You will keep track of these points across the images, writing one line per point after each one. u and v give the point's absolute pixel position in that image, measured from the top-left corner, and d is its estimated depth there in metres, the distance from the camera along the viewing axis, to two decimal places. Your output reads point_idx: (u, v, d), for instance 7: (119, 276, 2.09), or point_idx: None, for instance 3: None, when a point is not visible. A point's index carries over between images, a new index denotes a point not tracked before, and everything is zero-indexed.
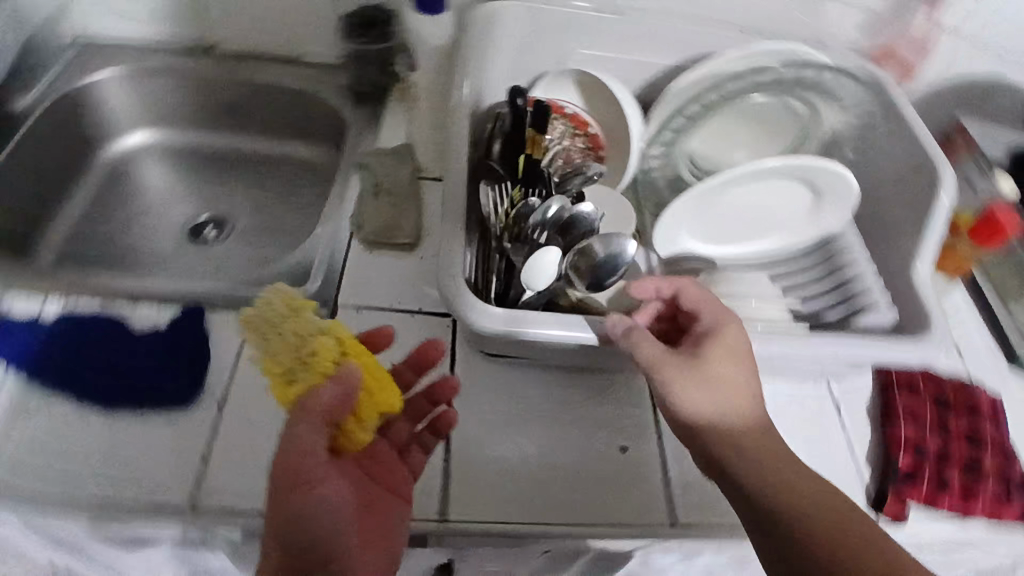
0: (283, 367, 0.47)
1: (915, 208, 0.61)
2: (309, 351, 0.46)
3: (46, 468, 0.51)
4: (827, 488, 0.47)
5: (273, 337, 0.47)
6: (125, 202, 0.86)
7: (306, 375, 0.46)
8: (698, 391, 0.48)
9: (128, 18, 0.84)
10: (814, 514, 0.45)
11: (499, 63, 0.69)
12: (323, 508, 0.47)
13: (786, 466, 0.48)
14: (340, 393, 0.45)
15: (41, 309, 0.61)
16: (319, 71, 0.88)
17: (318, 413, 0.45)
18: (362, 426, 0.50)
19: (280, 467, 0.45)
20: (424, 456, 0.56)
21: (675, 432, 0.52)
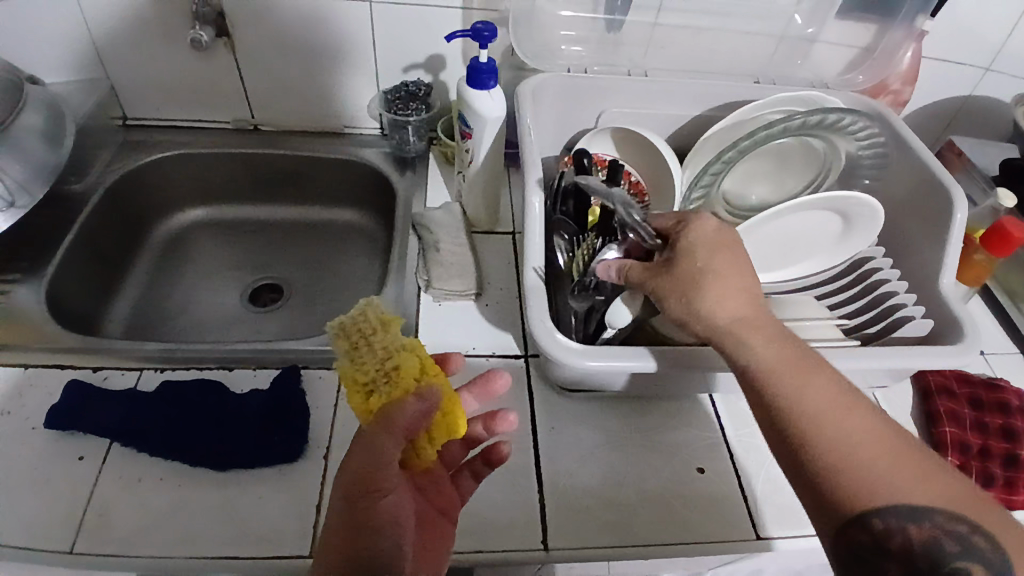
0: (366, 377, 0.47)
1: (935, 226, 0.68)
2: (393, 367, 0.47)
3: (165, 532, 0.54)
4: (844, 420, 0.44)
5: (361, 346, 0.47)
6: (181, 276, 0.92)
7: (387, 389, 0.47)
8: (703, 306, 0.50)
9: (176, 104, 0.91)
10: (813, 425, 0.44)
11: (546, 123, 0.77)
12: (389, 517, 0.49)
13: (797, 398, 0.45)
14: (423, 413, 0.46)
15: (136, 380, 0.65)
16: (359, 141, 0.94)
17: (401, 429, 0.45)
18: (432, 445, 0.51)
19: (354, 474, 0.47)
20: (473, 484, 0.59)
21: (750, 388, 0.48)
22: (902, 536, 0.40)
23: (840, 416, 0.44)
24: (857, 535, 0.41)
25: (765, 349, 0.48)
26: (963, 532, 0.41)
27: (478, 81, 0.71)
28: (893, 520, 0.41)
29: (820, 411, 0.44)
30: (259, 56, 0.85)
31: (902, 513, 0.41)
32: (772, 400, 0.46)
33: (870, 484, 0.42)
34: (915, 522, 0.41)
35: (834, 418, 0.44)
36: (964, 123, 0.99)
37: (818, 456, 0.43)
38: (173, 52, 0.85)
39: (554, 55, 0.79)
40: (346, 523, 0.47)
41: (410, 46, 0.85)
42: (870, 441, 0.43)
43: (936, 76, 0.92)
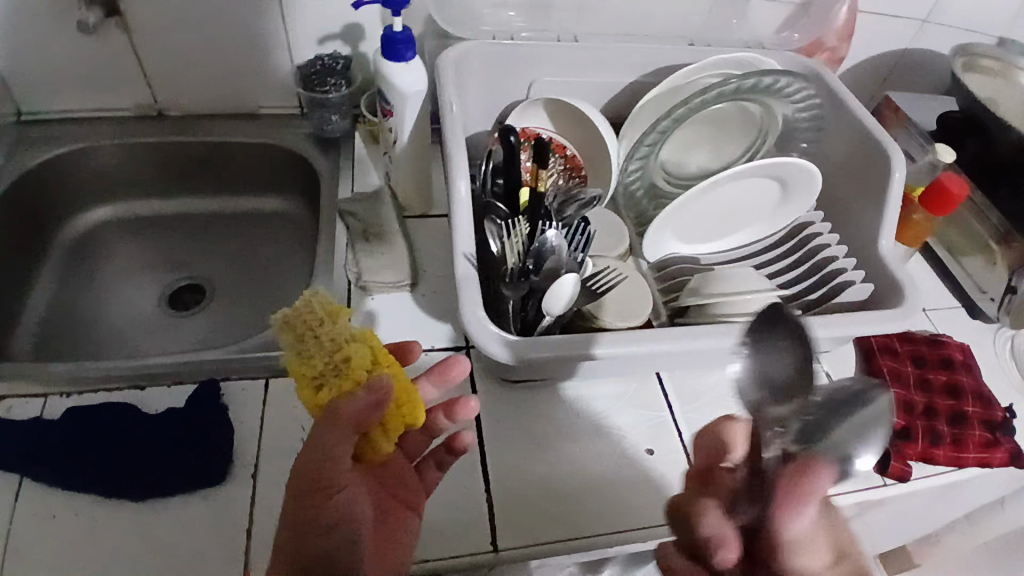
0: (314, 371, 0.44)
1: (873, 189, 0.68)
2: (342, 358, 0.44)
3: (81, 572, 0.50)
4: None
5: (307, 339, 0.44)
6: (95, 281, 0.85)
7: (336, 381, 0.44)
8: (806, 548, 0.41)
9: (68, 92, 0.82)
10: None
11: (475, 98, 0.73)
12: (344, 515, 0.45)
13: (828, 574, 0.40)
14: (374, 405, 0.42)
15: (42, 408, 0.59)
16: (278, 123, 0.87)
17: (350, 422, 0.42)
18: (388, 438, 0.47)
19: (304, 470, 0.43)
20: (438, 473, 0.57)
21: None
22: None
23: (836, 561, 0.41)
24: None
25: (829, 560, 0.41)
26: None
27: (395, 53, 0.65)
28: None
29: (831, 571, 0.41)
30: (156, 34, 0.77)
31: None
32: None
33: None
34: None
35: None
36: (900, 78, 0.98)
37: None
38: (57, 34, 0.76)
39: (476, 21, 0.74)
40: (298, 522, 0.43)
41: (324, 18, 0.78)
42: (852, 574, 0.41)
43: (872, 30, 0.91)
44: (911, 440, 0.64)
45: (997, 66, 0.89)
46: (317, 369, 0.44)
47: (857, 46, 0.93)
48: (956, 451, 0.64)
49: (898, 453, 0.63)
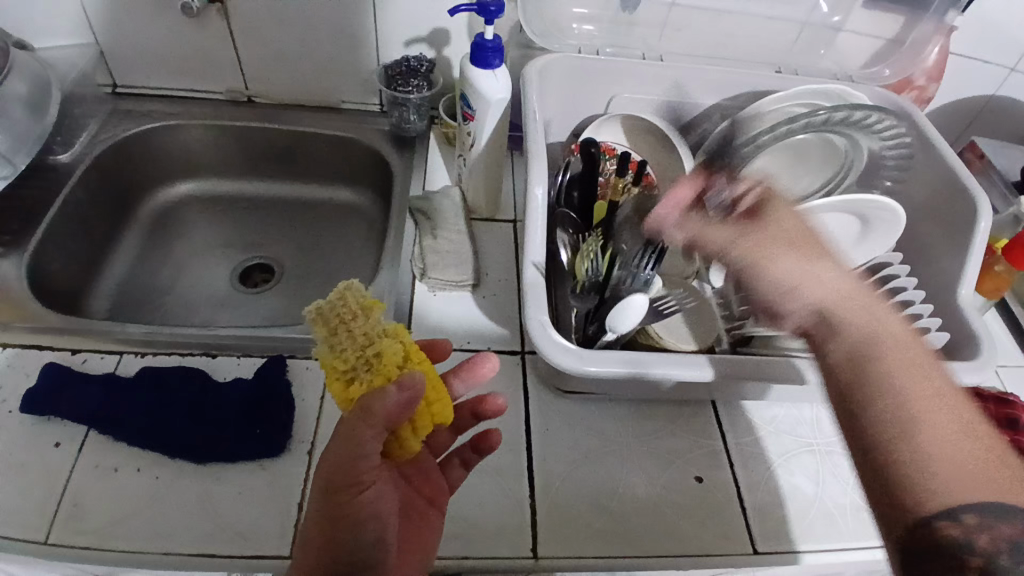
0: (346, 364, 0.45)
1: (957, 235, 0.66)
2: (374, 354, 0.44)
3: (139, 527, 0.52)
4: (937, 399, 0.42)
5: (340, 332, 0.44)
6: (169, 252, 0.89)
7: (368, 376, 0.44)
8: (799, 274, 0.49)
9: (166, 72, 0.87)
10: (870, 352, 0.44)
11: (554, 108, 0.74)
12: (371, 513, 0.44)
13: (846, 309, 0.46)
14: (406, 403, 0.41)
15: (115, 365, 0.62)
16: (357, 117, 0.90)
17: (381, 419, 0.41)
18: (416, 437, 0.47)
19: (331, 468, 0.43)
20: (462, 471, 0.56)
21: (840, 325, 0.46)
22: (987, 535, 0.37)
23: (912, 372, 0.43)
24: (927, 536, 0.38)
25: (880, 332, 0.45)
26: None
27: (483, 60, 0.67)
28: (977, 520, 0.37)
29: (910, 386, 0.42)
30: (254, 23, 0.81)
31: (993, 511, 0.37)
32: (891, 419, 0.41)
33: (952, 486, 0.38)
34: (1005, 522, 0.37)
35: (916, 387, 0.42)
36: (986, 124, 0.95)
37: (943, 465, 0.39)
38: (163, 17, 0.80)
39: (562, 34, 0.75)
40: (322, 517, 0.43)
41: (413, 20, 0.80)
42: (949, 402, 0.42)
43: (963, 73, 0.88)
44: None
45: None
46: (348, 359, 0.44)
47: (944, 88, 0.91)
48: None
49: None
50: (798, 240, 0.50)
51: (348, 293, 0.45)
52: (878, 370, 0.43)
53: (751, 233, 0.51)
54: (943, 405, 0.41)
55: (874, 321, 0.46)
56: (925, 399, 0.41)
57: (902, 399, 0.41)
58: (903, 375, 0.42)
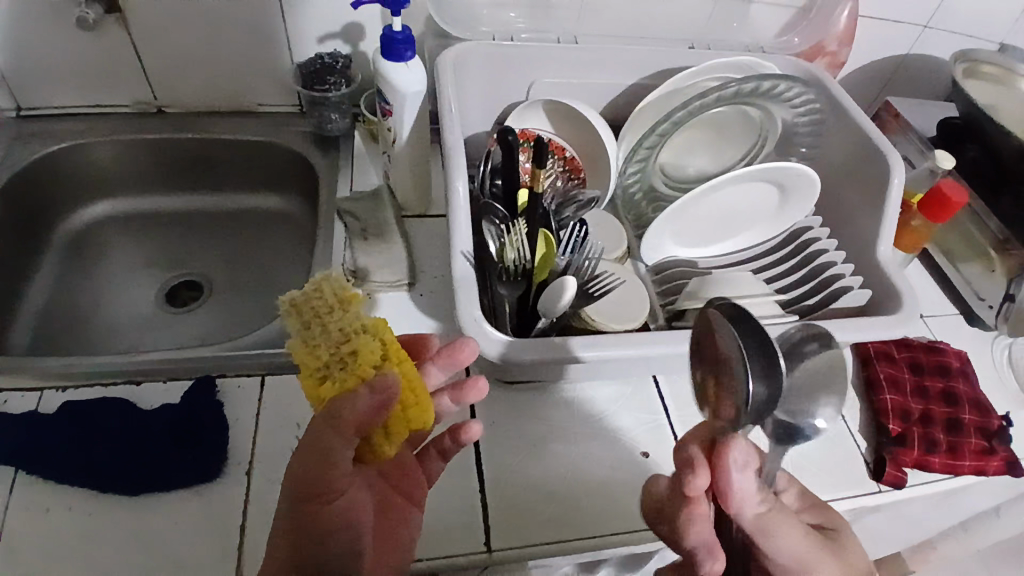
0: (320, 361, 0.43)
1: (873, 193, 0.68)
2: (349, 351, 0.43)
3: (72, 568, 0.50)
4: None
5: (314, 326, 0.43)
6: (93, 277, 0.85)
7: (341, 375, 0.43)
8: (769, 528, 0.46)
9: (68, 87, 0.82)
10: None
11: (475, 99, 0.73)
12: (343, 521, 0.44)
13: (785, 540, 0.46)
14: (376, 407, 0.42)
15: (36, 402, 0.59)
16: (278, 121, 0.87)
17: (352, 425, 0.42)
18: (389, 442, 0.47)
19: (299, 477, 0.43)
20: (439, 462, 0.56)
21: (769, 540, 0.46)
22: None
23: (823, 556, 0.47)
24: None
25: (782, 532, 0.46)
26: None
27: (396, 53, 0.65)
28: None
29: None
30: (156, 30, 0.77)
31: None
32: None
33: None
34: None
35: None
36: (900, 83, 0.98)
37: None
38: (55, 29, 0.76)
39: (477, 21, 0.73)
40: (288, 527, 0.43)
41: (324, 16, 0.78)
42: None
43: (873, 35, 0.91)
44: (907, 448, 0.64)
45: (998, 73, 0.89)
46: (322, 357, 0.43)
47: (857, 51, 0.93)
48: (950, 458, 0.65)
49: (893, 461, 0.63)
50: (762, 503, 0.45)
51: (327, 284, 0.43)
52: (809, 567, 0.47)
53: (747, 511, 0.45)
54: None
55: (828, 566, 0.47)
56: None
57: None
58: None
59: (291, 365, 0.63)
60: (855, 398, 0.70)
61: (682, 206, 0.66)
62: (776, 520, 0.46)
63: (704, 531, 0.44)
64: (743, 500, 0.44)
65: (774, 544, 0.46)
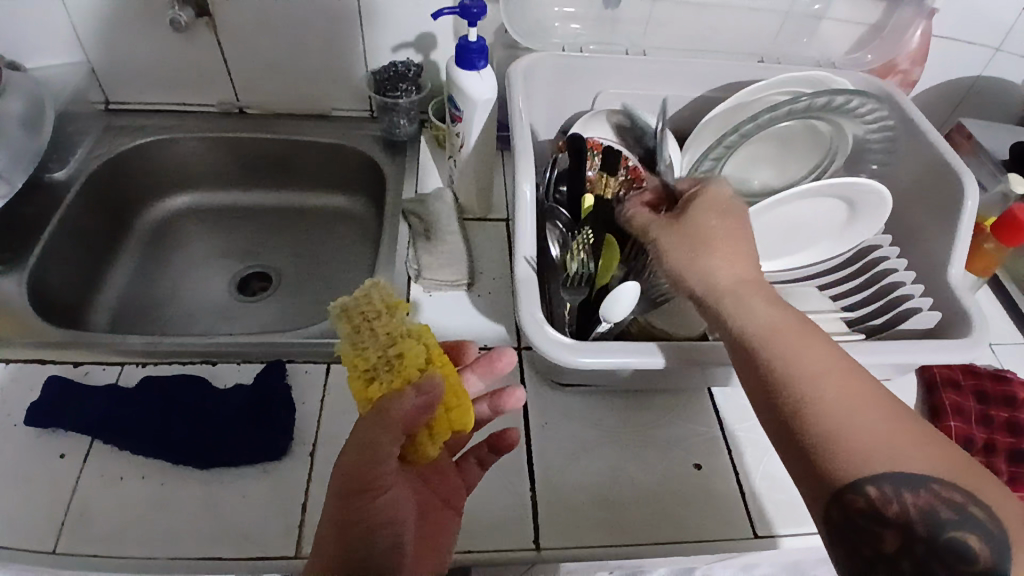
0: (368, 363, 0.45)
1: (944, 214, 0.66)
2: (396, 354, 0.45)
3: (145, 533, 0.53)
4: (859, 404, 0.42)
5: (364, 330, 0.45)
6: (167, 264, 0.90)
7: (388, 377, 0.44)
8: (728, 291, 0.49)
9: (158, 87, 0.88)
10: (808, 388, 0.43)
11: (540, 107, 0.75)
12: (383, 518, 0.45)
13: (749, 313, 0.48)
14: (424, 407, 0.42)
15: (118, 375, 0.63)
16: (348, 124, 0.91)
17: (398, 424, 0.42)
18: (433, 442, 0.47)
19: (347, 472, 0.44)
20: (479, 471, 0.57)
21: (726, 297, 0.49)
22: (899, 505, 0.39)
23: (812, 356, 0.44)
24: (844, 508, 0.40)
25: (751, 306, 0.48)
26: (962, 503, 0.39)
27: (468, 62, 0.68)
28: (888, 488, 0.39)
29: (830, 372, 0.43)
30: (242, 35, 0.82)
31: (898, 480, 0.39)
32: (797, 398, 0.43)
33: (849, 452, 0.40)
34: (917, 489, 0.39)
35: (827, 367, 0.44)
36: (972, 106, 0.96)
37: (853, 422, 0.41)
38: (152, 32, 0.81)
39: (547, 32, 0.75)
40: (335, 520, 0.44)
41: (399, 25, 0.81)
42: (879, 407, 0.42)
43: (947, 55, 0.89)
44: None
45: None
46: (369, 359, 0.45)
47: (928, 71, 0.91)
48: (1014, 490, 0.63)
49: None
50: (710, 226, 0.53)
51: (375, 293, 0.46)
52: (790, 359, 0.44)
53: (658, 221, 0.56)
54: (826, 359, 0.44)
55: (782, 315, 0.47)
56: (797, 358, 0.44)
57: (804, 377, 0.43)
58: (810, 348, 0.45)
59: None
60: None
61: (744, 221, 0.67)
62: (690, 225, 0.53)
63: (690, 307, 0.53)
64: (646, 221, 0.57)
65: (698, 244, 0.52)
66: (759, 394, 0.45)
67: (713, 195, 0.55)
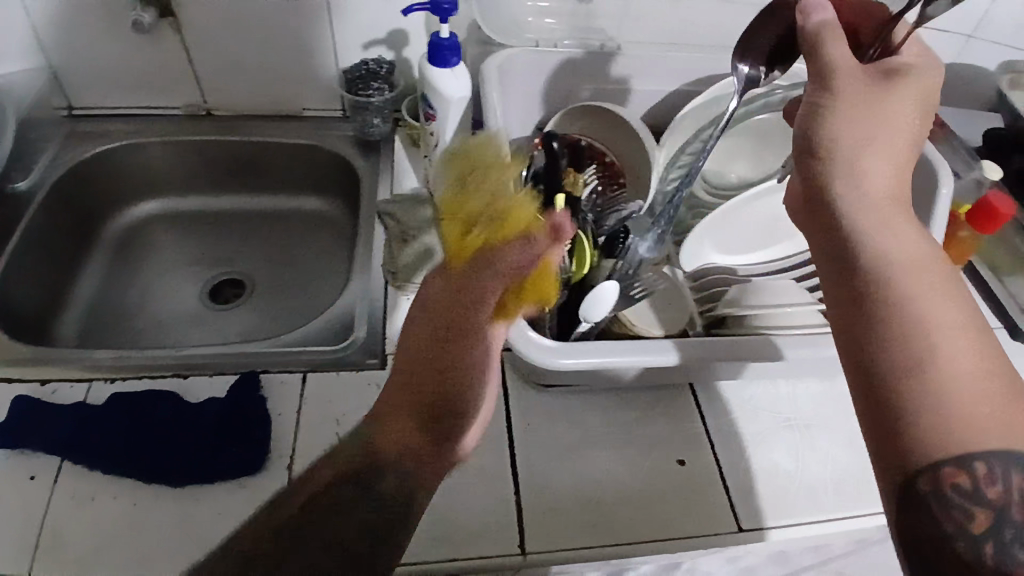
0: (466, 210, 0.48)
1: (921, 202, 0.66)
2: (500, 207, 0.48)
3: (119, 556, 0.51)
4: (981, 364, 0.37)
5: (472, 173, 0.51)
6: (138, 273, 0.87)
7: (489, 227, 0.47)
8: (856, 208, 0.43)
9: (122, 89, 0.85)
10: (927, 329, 0.38)
11: (516, 104, 0.74)
12: (467, 364, 0.47)
13: (878, 241, 0.42)
14: (528, 255, 0.46)
15: (87, 392, 0.61)
16: (321, 124, 0.89)
17: (502, 264, 0.46)
18: (517, 301, 0.49)
19: (437, 302, 0.49)
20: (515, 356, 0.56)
21: (856, 213, 0.43)
22: (1001, 485, 0.36)
23: (939, 304, 0.39)
24: (932, 478, 0.36)
25: (878, 228, 0.42)
26: None
27: (440, 59, 0.67)
28: (993, 465, 0.36)
29: (951, 323, 0.39)
30: (208, 35, 0.80)
31: (1007, 459, 0.36)
32: (902, 335, 0.38)
33: (953, 414, 0.36)
34: (1020, 471, 0.35)
35: (952, 319, 0.39)
36: (945, 93, 0.97)
37: (974, 381, 0.37)
38: (113, 35, 0.79)
39: (520, 28, 0.74)
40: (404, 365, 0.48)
41: (370, 23, 0.79)
42: (1004, 372, 0.38)
43: (920, 43, 0.89)
44: None
45: None
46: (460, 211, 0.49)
47: None
48: None
49: None
50: (877, 129, 0.44)
51: (494, 142, 0.53)
52: (903, 293, 0.40)
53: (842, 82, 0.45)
54: (956, 311, 0.39)
55: (909, 246, 0.42)
56: (927, 298, 0.39)
57: (925, 320, 0.38)
58: (936, 290, 0.40)
59: (332, 363, 0.64)
60: None
61: (721, 212, 0.68)
62: (878, 107, 0.45)
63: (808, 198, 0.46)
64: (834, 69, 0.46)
65: (853, 159, 0.44)
66: (861, 322, 0.40)
67: (904, 99, 0.45)
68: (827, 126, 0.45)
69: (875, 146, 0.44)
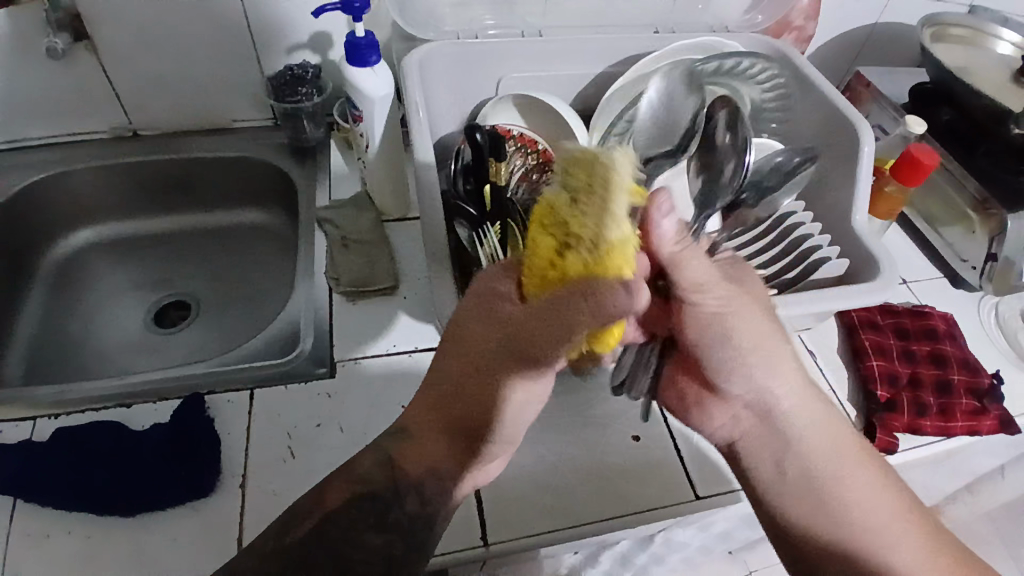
0: (562, 236, 0.37)
1: (844, 161, 0.68)
2: (607, 243, 0.36)
3: None
4: (869, 487, 0.50)
5: (592, 195, 0.35)
6: (82, 304, 0.85)
7: (585, 261, 0.36)
8: (756, 386, 0.51)
9: (43, 117, 0.82)
10: (859, 537, 0.48)
11: (444, 99, 0.74)
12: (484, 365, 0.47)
13: (787, 420, 0.51)
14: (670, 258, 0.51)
15: (30, 430, 0.59)
16: (253, 135, 0.87)
17: None
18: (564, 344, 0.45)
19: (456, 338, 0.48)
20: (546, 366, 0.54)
21: (755, 395, 0.51)
22: None
23: (855, 479, 0.50)
24: None
25: (787, 405, 0.51)
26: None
27: (359, 58, 0.66)
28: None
29: (879, 522, 0.48)
30: (126, 55, 0.78)
31: None
32: (832, 520, 0.49)
33: None
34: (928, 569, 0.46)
35: (873, 506, 0.49)
36: (868, 53, 0.99)
37: (862, 527, 0.48)
38: (24, 62, 0.76)
39: (436, 23, 0.74)
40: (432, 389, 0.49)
41: (291, 28, 0.78)
42: (884, 486, 0.50)
43: (839, 7, 0.91)
44: (897, 413, 0.65)
45: (967, 34, 0.90)
46: (562, 209, 0.36)
47: (824, 25, 0.94)
48: (942, 420, 0.66)
49: (885, 426, 0.65)
50: (758, 326, 0.49)
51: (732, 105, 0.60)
52: (834, 483, 0.50)
53: (698, 275, 0.46)
54: (866, 480, 0.50)
55: (820, 420, 0.51)
56: (845, 479, 0.50)
57: (832, 479, 0.50)
58: (851, 476, 0.50)
59: (281, 376, 0.63)
60: (842, 367, 0.71)
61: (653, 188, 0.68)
62: (746, 287, 0.49)
63: (727, 424, 0.54)
64: (737, 278, 0.50)
65: (740, 357, 0.49)
66: (781, 502, 0.51)
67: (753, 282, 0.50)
68: (711, 306, 0.48)
69: (762, 353, 0.49)
